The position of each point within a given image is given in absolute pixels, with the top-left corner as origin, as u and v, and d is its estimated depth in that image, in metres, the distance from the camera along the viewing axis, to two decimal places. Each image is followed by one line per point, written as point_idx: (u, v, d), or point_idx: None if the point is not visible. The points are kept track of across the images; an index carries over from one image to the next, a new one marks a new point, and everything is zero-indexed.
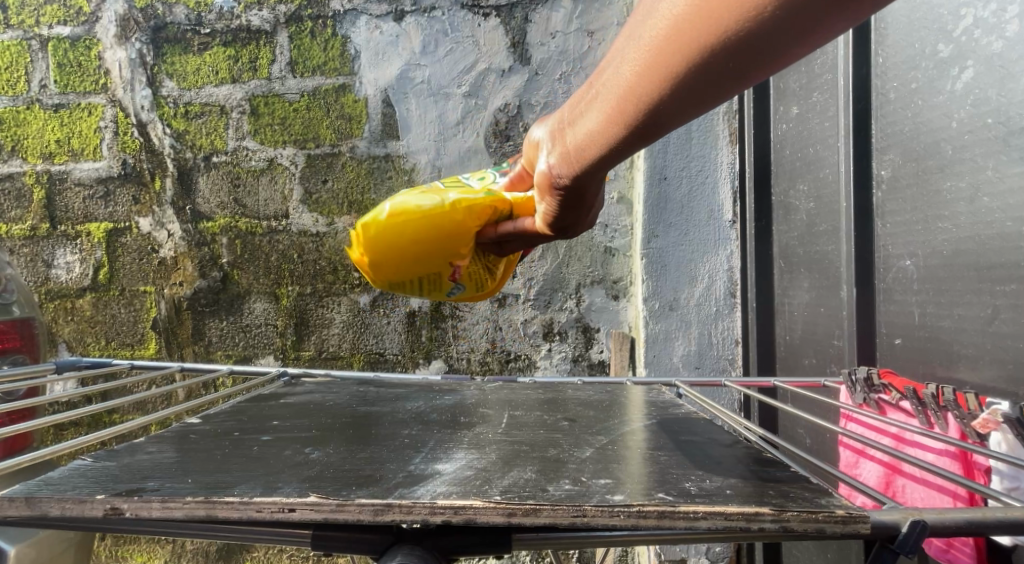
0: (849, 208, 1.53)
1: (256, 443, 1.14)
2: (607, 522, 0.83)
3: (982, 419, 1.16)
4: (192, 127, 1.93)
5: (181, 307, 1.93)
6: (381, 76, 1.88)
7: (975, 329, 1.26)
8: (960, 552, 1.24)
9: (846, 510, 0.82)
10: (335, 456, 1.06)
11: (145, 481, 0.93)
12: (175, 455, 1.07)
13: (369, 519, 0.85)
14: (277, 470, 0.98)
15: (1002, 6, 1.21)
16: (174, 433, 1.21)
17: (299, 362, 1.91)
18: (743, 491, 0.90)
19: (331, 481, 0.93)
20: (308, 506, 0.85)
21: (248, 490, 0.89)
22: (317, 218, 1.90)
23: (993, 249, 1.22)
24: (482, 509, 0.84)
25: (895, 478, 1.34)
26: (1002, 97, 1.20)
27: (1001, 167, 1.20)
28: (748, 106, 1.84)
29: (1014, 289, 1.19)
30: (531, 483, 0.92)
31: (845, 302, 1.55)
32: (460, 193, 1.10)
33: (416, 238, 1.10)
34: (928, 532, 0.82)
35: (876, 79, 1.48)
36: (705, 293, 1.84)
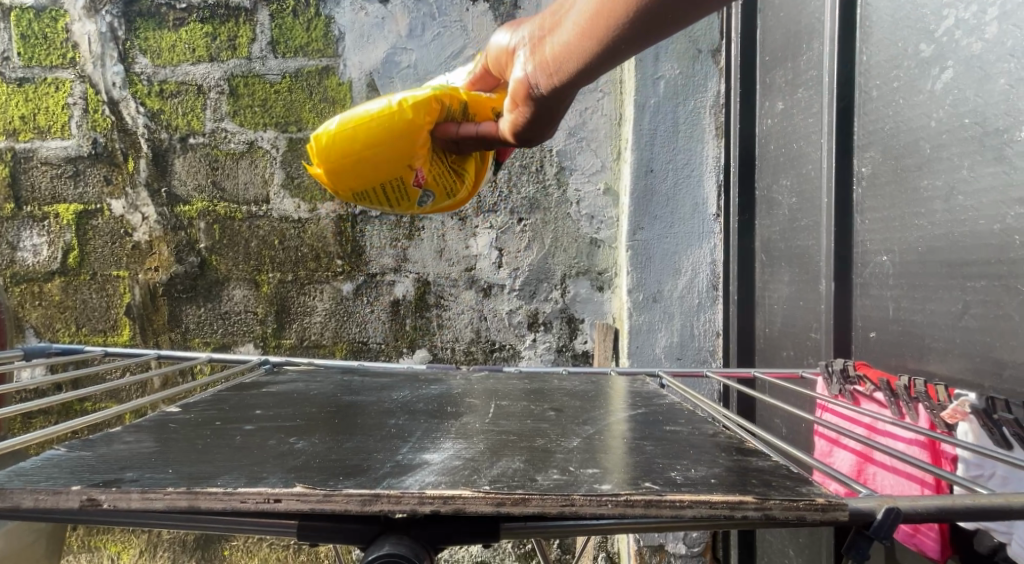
0: (830, 204, 1.56)
1: (239, 433, 1.12)
2: (596, 511, 0.84)
3: (951, 410, 1.19)
4: (167, 106, 1.86)
5: (156, 293, 1.87)
6: (366, 59, 1.84)
7: (945, 324, 1.30)
8: (926, 536, 1.31)
9: (825, 497, 0.84)
10: (321, 446, 1.05)
11: (124, 472, 0.91)
12: (155, 445, 1.05)
13: (357, 510, 0.85)
14: (263, 460, 0.97)
15: (982, 8, 1.23)
16: (154, 423, 1.18)
17: (280, 351, 1.88)
18: (727, 480, 0.92)
19: (317, 471, 0.92)
20: (294, 497, 0.85)
21: (231, 480, 0.88)
22: (299, 204, 1.86)
23: (965, 246, 1.26)
24: (472, 499, 0.85)
25: (867, 466, 1.40)
26: (980, 98, 1.24)
27: (976, 166, 1.24)
28: (735, 99, 1.81)
29: (983, 286, 1.23)
30: (520, 473, 0.93)
31: (823, 295, 1.58)
32: (407, 95, 1.20)
33: (370, 148, 1.21)
34: (902, 519, 0.84)
35: (859, 77, 1.51)
36: (688, 285, 1.83)
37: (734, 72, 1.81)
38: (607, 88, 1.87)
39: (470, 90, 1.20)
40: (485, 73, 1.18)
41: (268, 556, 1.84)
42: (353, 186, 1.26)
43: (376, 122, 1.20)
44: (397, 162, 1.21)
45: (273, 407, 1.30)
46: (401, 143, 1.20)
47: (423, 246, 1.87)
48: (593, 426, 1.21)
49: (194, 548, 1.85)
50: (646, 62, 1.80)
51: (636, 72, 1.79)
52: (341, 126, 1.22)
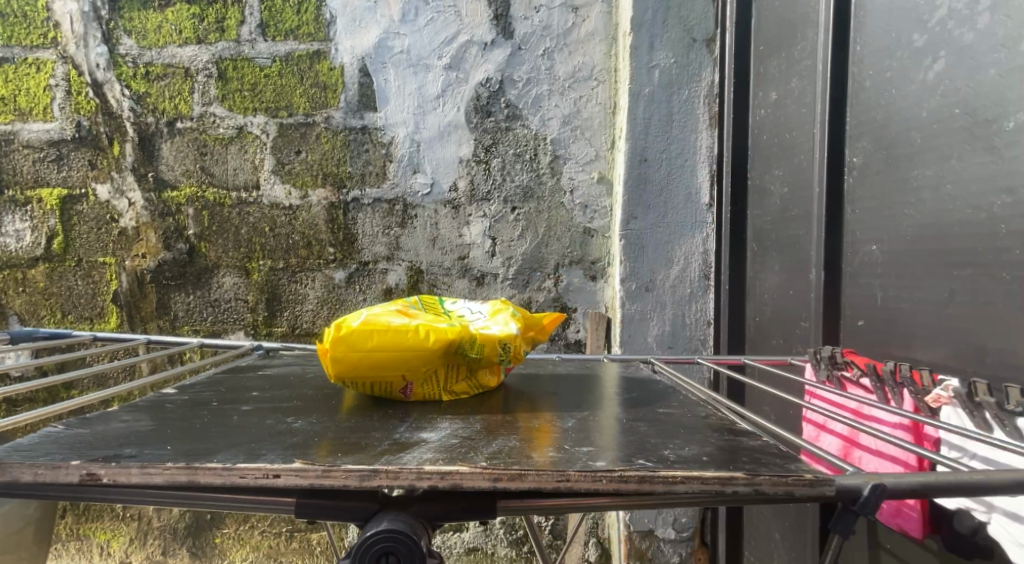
0: (821, 193, 1.57)
1: (235, 413, 1.13)
2: (590, 486, 0.86)
3: (935, 394, 1.23)
4: (154, 89, 1.82)
5: (144, 280, 1.84)
6: (357, 44, 1.82)
7: (932, 311, 1.32)
8: (907, 518, 1.36)
9: (813, 474, 0.87)
10: (318, 426, 1.07)
11: (121, 447, 0.92)
12: (152, 424, 1.05)
13: (355, 485, 0.86)
14: (260, 438, 0.99)
15: None
16: (150, 402, 1.19)
17: (271, 338, 1.86)
18: (718, 458, 0.95)
19: (314, 449, 0.95)
20: (293, 472, 0.86)
21: (229, 457, 0.90)
22: (290, 190, 1.84)
23: (953, 235, 1.28)
24: (469, 474, 0.86)
25: (853, 450, 1.44)
26: (970, 88, 1.25)
27: (964, 156, 1.26)
28: (730, 91, 1.81)
29: (969, 274, 1.25)
30: (516, 451, 0.96)
31: (814, 285, 1.59)
32: (426, 324, 1.20)
33: (377, 355, 1.17)
34: (887, 495, 0.86)
35: (853, 67, 1.52)
36: (681, 274, 1.83)
37: (729, 63, 1.81)
38: (602, 77, 1.86)
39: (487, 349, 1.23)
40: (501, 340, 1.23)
41: (260, 544, 1.84)
42: (347, 377, 1.20)
43: (391, 332, 1.17)
44: (396, 385, 1.20)
45: (268, 389, 1.30)
46: (409, 361, 1.18)
47: (416, 234, 1.85)
48: (586, 409, 1.23)
49: (186, 536, 1.85)
50: (640, 51, 1.78)
51: (630, 61, 1.77)
52: (360, 328, 1.18)
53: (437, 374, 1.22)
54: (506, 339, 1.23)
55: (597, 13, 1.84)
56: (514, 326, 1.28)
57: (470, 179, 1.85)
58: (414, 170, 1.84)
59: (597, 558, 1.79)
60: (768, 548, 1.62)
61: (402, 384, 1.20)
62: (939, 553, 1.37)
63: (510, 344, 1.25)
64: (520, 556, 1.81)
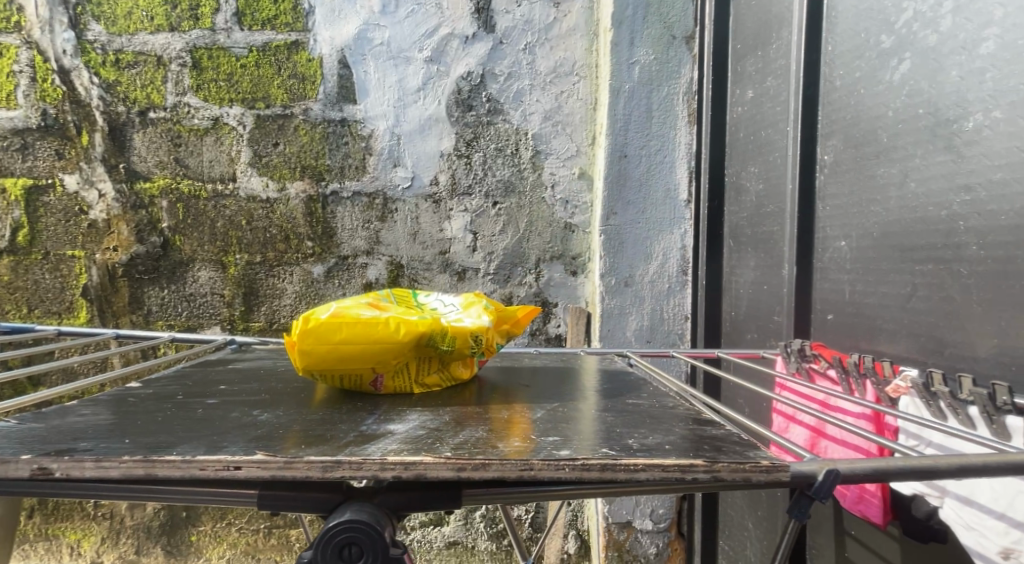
0: (794, 190, 1.61)
1: (200, 406, 1.12)
2: (554, 474, 0.88)
3: (894, 385, 1.27)
4: (124, 77, 1.78)
5: (116, 274, 1.80)
6: (337, 35, 1.80)
7: (895, 306, 1.37)
8: (869, 505, 1.38)
9: (770, 460, 0.90)
10: (284, 419, 1.08)
11: (76, 442, 0.93)
12: (112, 418, 1.05)
13: (319, 475, 0.87)
14: (223, 431, 1.00)
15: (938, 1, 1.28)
16: (112, 397, 1.18)
17: (248, 333, 1.83)
18: (681, 446, 0.97)
19: (279, 440, 0.96)
20: (255, 464, 0.87)
21: (189, 449, 0.90)
22: (268, 182, 1.81)
23: (916, 232, 1.32)
24: (431, 464, 0.88)
25: (820, 440, 1.48)
26: (933, 89, 1.29)
27: (927, 155, 1.30)
28: (708, 88, 1.84)
29: (930, 269, 1.30)
30: (482, 441, 0.97)
31: (786, 280, 1.63)
32: (398, 317, 1.19)
33: (349, 347, 1.16)
34: (841, 480, 0.89)
35: (824, 66, 1.56)
36: (660, 269, 1.86)
37: (708, 61, 1.84)
38: (583, 72, 1.87)
39: (460, 343, 1.23)
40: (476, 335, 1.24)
41: (237, 541, 1.83)
42: (316, 370, 1.18)
43: (364, 325, 1.17)
44: (366, 378, 1.20)
45: (236, 382, 1.29)
46: (381, 354, 1.17)
47: (396, 228, 1.84)
48: (558, 401, 1.24)
49: (160, 534, 1.82)
50: (621, 47, 1.80)
51: (611, 57, 1.79)
52: (331, 320, 1.16)
53: (408, 366, 1.22)
54: (477, 331, 1.24)
55: (579, 8, 1.86)
56: (486, 320, 1.29)
57: (452, 173, 1.84)
58: (394, 164, 1.83)
59: (577, 550, 1.81)
60: (743, 537, 1.66)
61: (372, 377, 1.20)
62: (901, 538, 1.43)
63: (482, 337, 1.25)
64: (500, 549, 1.84)
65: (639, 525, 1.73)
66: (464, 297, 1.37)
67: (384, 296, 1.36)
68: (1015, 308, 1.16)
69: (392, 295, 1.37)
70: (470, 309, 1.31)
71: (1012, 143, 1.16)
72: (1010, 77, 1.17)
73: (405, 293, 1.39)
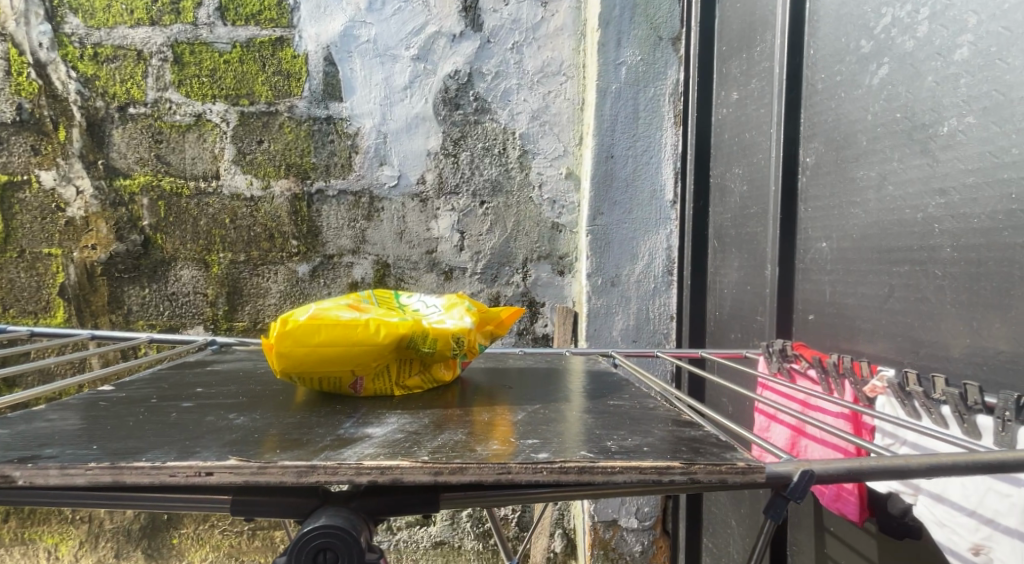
0: (777, 191, 1.63)
1: (175, 410, 1.11)
2: (531, 477, 0.88)
3: (871, 385, 1.28)
4: (103, 72, 1.76)
5: (94, 273, 1.77)
6: (323, 32, 1.79)
7: (873, 306, 1.39)
8: (846, 502, 1.40)
9: (745, 461, 0.90)
10: (260, 422, 1.07)
11: (42, 448, 0.92)
12: (82, 423, 1.03)
13: (293, 481, 0.87)
14: (197, 435, 0.99)
15: (915, 8, 1.31)
16: (84, 401, 1.16)
17: (231, 333, 1.81)
18: (659, 448, 0.98)
19: (254, 445, 0.95)
20: (226, 470, 0.87)
21: (159, 455, 0.90)
22: (252, 180, 1.79)
23: (893, 234, 1.35)
24: (409, 468, 0.88)
25: (800, 439, 1.50)
26: (910, 94, 1.32)
27: (904, 159, 1.32)
28: (694, 89, 1.86)
29: (906, 270, 1.32)
30: (460, 444, 0.97)
31: (769, 280, 1.65)
32: (378, 319, 1.18)
33: (328, 349, 1.15)
34: (816, 480, 0.89)
35: (807, 70, 1.58)
36: (647, 267, 1.87)
37: (694, 62, 1.85)
38: (570, 72, 1.88)
39: (441, 345, 1.22)
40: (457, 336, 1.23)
41: (220, 543, 1.82)
42: (295, 373, 1.17)
43: (343, 327, 1.16)
44: (346, 380, 1.19)
45: (214, 385, 1.28)
46: (360, 356, 1.16)
47: (382, 227, 1.83)
48: (543, 402, 1.24)
49: (140, 537, 1.80)
50: (608, 48, 1.81)
51: (598, 57, 1.80)
52: (310, 323, 1.15)
53: (388, 368, 1.21)
54: (459, 332, 1.24)
55: (567, 8, 1.87)
56: (467, 320, 1.28)
57: (439, 172, 1.84)
58: (381, 162, 1.82)
59: (563, 548, 1.83)
60: (727, 534, 1.69)
61: (352, 379, 1.19)
62: (878, 534, 1.46)
63: (464, 338, 1.25)
64: (487, 549, 1.85)
65: (624, 523, 1.75)
66: (446, 298, 1.36)
67: (365, 297, 1.35)
68: (983, 308, 1.18)
69: (373, 296, 1.36)
70: (451, 310, 1.30)
71: (984, 148, 1.19)
72: (983, 82, 1.19)
73: (386, 294, 1.38)
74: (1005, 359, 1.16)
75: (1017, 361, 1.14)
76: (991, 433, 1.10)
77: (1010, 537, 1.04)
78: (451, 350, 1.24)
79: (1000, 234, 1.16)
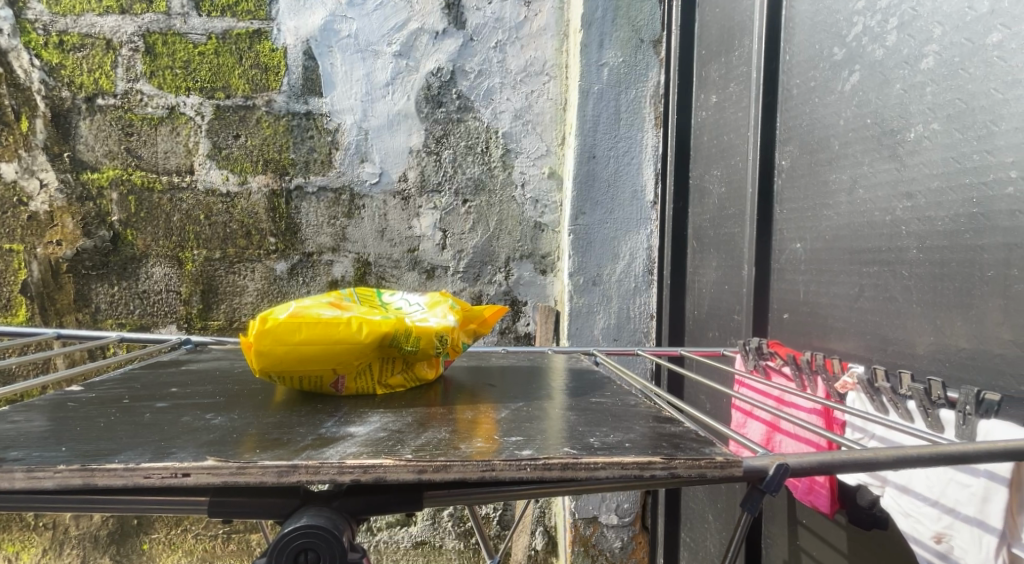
0: (753, 194, 1.66)
1: (148, 410, 1.06)
2: (515, 475, 0.86)
3: (843, 381, 1.32)
4: (69, 61, 1.72)
5: (59, 269, 1.72)
6: (303, 26, 1.77)
7: (844, 306, 1.43)
8: (818, 495, 1.41)
9: (723, 455, 0.88)
10: (239, 422, 1.02)
11: (8, 450, 0.87)
12: (48, 424, 0.98)
13: (273, 481, 0.84)
14: (172, 436, 0.94)
15: (885, 17, 1.34)
16: (51, 401, 1.10)
17: (206, 332, 1.77)
18: (642, 440, 0.96)
19: (232, 445, 0.91)
20: (205, 470, 0.83)
21: (133, 456, 0.86)
22: (227, 175, 1.76)
23: (864, 235, 1.38)
24: (393, 467, 0.85)
25: (775, 434, 1.52)
26: (880, 101, 1.35)
27: (874, 163, 1.36)
28: (674, 92, 1.88)
29: (875, 271, 1.36)
30: (444, 442, 0.93)
31: (746, 280, 1.68)
32: (360, 316, 1.13)
33: (308, 349, 1.09)
34: (790, 474, 0.89)
35: (782, 76, 1.61)
36: (627, 268, 1.89)
37: (674, 65, 1.88)
38: (553, 72, 1.89)
39: (427, 344, 1.17)
40: (443, 335, 1.18)
41: (194, 548, 1.78)
42: (272, 372, 1.12)
43: (323, 326, 1.10)
44: (327, 381, 1.13)
45: (189, 384, 1.22)
46: (342, 356, 1.10)
47: (363, 225, 1.81)
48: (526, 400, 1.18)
49: (108, 543, 1.76)
50: (590, 49, 1.82)
51: (580, 59, 1.81)
52: (288, 320, 1.10)
53: (371, 366, 1.15)
54: (443, 330, 1.17)
55: (549, 8, 1.87)
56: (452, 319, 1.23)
57: (421, 170, 1.83)
58: (362, 159, 1.80)
59: (544, 546, 1.83)
60: (704, 529, 1.71)
61: (332, 379, 1.13)
62: (848, 525, 1.50)
63: (447, 337, 1.19)
64: (468, 548, 1.85)
65: (605, 520, 1.77)
66: (431, 294, 1.31)
67: (347, 293, 1.29)
68: (944, 307, 1.22)
69: (356, 292, 1.30)
70: (437, 307, 1.25)
71: (947, 154, 1.22)
72: (947, 91, 1.22)
73: (369, 290, 1.33)
74: (965, 356, 1.19)
75: (977, 359, 1.18)
76: (953, 426, 1.12)
77: (969, 525, 1.05)
78: (436, 349, 1.18)
79: (961, 237, 1.19)
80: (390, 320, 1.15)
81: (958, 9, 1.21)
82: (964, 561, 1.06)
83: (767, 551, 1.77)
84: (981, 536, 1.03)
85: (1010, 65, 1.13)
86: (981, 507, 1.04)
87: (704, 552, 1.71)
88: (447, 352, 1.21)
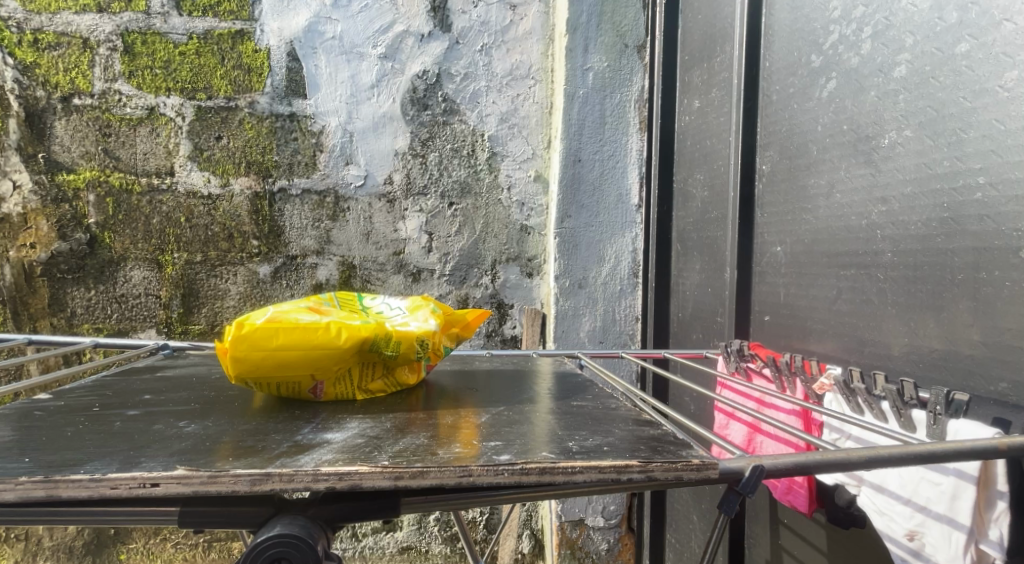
0: (734, 198, 1.68)
1: (118, 419, 1.02)
2: (492, 480, 0.84)
3: (821, 382, 1.32)
4: (44, 60, 1.68)
5: (33, 273, 1.67)
6: (288, 27, 1.76)
7: (823, 308, 1.45)
8: (797, 495, 1.43)
9: (700, 458, 0.87)
10: (214, 429, 0.99)
11: None
12: (13, 434, 0.95)
13: (246, 490, 0.82)
14: (142, 445, 0.91)
15: (860, 26, 1.37)
16: (17, 409, 1.07)
17: (187, 337, 1.73)
18: (626, 440, 0.96)
19: (204, 453, 0.88)
20: (174, 480, 0.81)
21: (100, 466, 0.83)
22: (209, 177, 1.73)
23: (841, 239, 1.41)
24: (368, 473, 0.83)
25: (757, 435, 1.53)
26: (855, 108, 1.38)
27: (850, 168, 1.39)
28: (657, 98, 1.90)
29: (852, 273, 1.38)
30: (423, 448, 0.91)
31: (727, 283, 1.70)
32: (338, 322, 1.10)
33: (284, 355, 1.06)
34: (765, 476, 0.88)
35: (762, 82, 1.64)
36: (612, 271, 1.90)
37: (658, 71, 1.90)
38: (539, 76, 1.90)
39: (407, 349, 1.14)
40: (422, 339, 1.16)
41: (173, 557, 1.77)
42: (249, 379, 1.09)
43: (300, 331, 1.07)
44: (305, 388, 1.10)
45: (164, 391, 1.19)
46: (321, 362, 1.08)
47: (348, 228, 1.79)
48: (510, 402, 1.18)
49: (84, 553, 1.74)
50: (575, 53, 1.84)
51: (567, 63, 1.82)
52: (264, 326, 1.07)
53: (350, 372, 1.13)
54: (423, 335, 1.16)
55: (535, 12, 1.88)
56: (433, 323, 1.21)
57: (407, 172, 1.82)
58: (347, 161, 1.79)
59: (530, 549, 1.85)
60: (688, 529, 1.73)
61: (310, 385, 1.11)
62: (827, 524, 1.51)
63: (428, 341, 1.17)
64: (454, 552, 1.84)
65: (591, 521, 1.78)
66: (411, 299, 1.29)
67: (326, 298, 1.26)
68: (919, 309, 1.24)
69: (335, 296, 1.27)
70: (417, 312, 1.22)
71: (920, 160, 1.25)
72: (919, 98, 1.25)
73: (349, 295, 1.30)
74: (938, 357, 1.21)
75: (948, 360, 1.20)
76: (924, 425, 1.13)
77: (940, 523, 1.06)
78: (416, 353, 1.16)
79: (934, 240, 1.22)
80: (369, 325, 1.12)
81: (929, 19, 1.24)
82: (936, 558, 1.07)
83: (749, 551, 1.78)
84: (950, 532, 1.05)
85: (978, 74, 1.16)
86: (950, 505, 1.05)
87: (689, 553, 1.72)
88: (426, 357, 1.18)
